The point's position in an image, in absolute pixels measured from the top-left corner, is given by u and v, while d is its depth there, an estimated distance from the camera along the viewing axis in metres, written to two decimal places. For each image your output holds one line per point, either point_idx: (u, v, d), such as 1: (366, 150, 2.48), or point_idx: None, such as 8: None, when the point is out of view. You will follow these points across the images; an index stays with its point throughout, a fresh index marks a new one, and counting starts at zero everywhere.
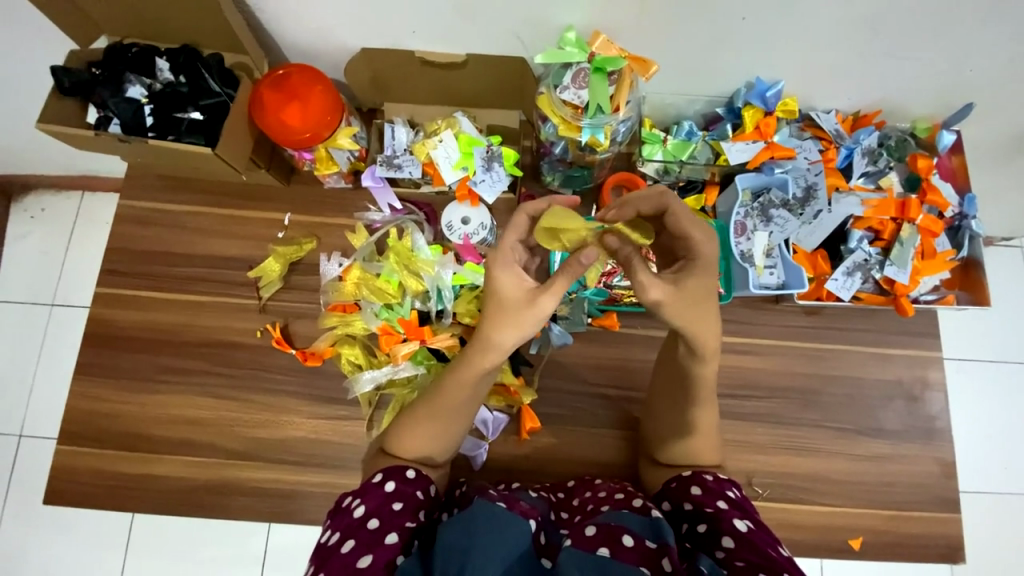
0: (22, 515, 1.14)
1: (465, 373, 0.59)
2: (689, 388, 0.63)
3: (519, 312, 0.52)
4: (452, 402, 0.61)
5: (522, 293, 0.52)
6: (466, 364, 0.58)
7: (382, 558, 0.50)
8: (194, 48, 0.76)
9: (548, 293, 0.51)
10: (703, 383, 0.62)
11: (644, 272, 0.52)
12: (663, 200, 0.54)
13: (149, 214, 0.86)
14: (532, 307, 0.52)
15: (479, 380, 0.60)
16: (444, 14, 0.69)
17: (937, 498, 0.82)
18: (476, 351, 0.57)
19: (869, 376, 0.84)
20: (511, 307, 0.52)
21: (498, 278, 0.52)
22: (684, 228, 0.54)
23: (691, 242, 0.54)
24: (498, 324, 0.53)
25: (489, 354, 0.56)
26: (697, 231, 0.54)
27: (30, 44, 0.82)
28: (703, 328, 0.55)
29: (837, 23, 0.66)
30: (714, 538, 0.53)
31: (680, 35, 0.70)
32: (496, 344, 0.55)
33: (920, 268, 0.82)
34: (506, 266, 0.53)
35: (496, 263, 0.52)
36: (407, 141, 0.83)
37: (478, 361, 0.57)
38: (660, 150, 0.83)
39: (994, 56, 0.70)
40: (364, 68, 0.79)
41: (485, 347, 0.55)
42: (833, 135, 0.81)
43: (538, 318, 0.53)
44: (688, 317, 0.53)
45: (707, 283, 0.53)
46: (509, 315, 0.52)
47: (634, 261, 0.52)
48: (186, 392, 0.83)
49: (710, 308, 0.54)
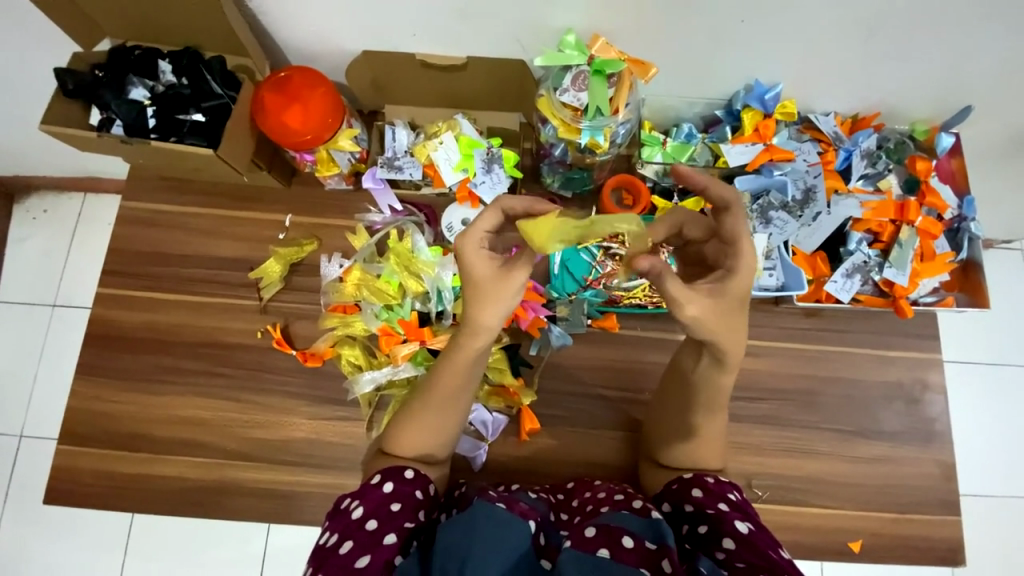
0: (21, 515, 1.15)
1: (456, 356, 0.60)
2: (703, 398, 0.63)
3: (495, 288, 0.54)
4: (441, 383, 0.62)
5: (493, 271, 0.54)
6: (457, 349, 0.60)
7: (381, 558, 0.50)
8: (196, 50, 0.77)
9: (519, 266, 0.53)
10: (721, 393, 0.62)
11: (682, 290, 0.52)
12: (729, 202, 0.54)
13: (151, 215, 0.87)
14: (507, 282, 0.53)
15: (471, 364, 0.61)
16: (445, 16, 0.70)
17: (937, 500, 0.82)
18: (465, 337, 0.58)
19: (868, 378, 0.84)
20: (487, 285, 0.54)
21: (469, 262, 0.54)
22: (737, 236, 0.53)
23: (738, 254, 0.53)
24: (480, 305, 0.55)
25: (477, 335, 0.57)
26: (748, 244, 0.53)
27: (33, 46, 0.82)
28: (728, 336, 0.55)
29: (835, 25, 0.66)
30: (714, 540, 0.53)
31: (680, 37, 0.71)
32: (481, 324, 0.56)
33: (919, 270, 0.82)
34: (478, 248, 0.54)
35: (464, 248, 0.54)
36: (408, 143, 0.83)
37: (469, 344, 0.59)
38: (660, 151, 0.84)
39: (992, 59, 0.70)
40: (365, 69, 0.80)
41: (472, 330, 0.57)
42: (831, 137, 0.81)
43: (517, 291, 0.54)
44: (718, 329, 0.54)
45: (742, 294, 0.54)
46: (488, 294, 0.54)
47: (669, 275, 0.51)
48: (186, 392, 0.83)
49: (739, 320, 0.55)
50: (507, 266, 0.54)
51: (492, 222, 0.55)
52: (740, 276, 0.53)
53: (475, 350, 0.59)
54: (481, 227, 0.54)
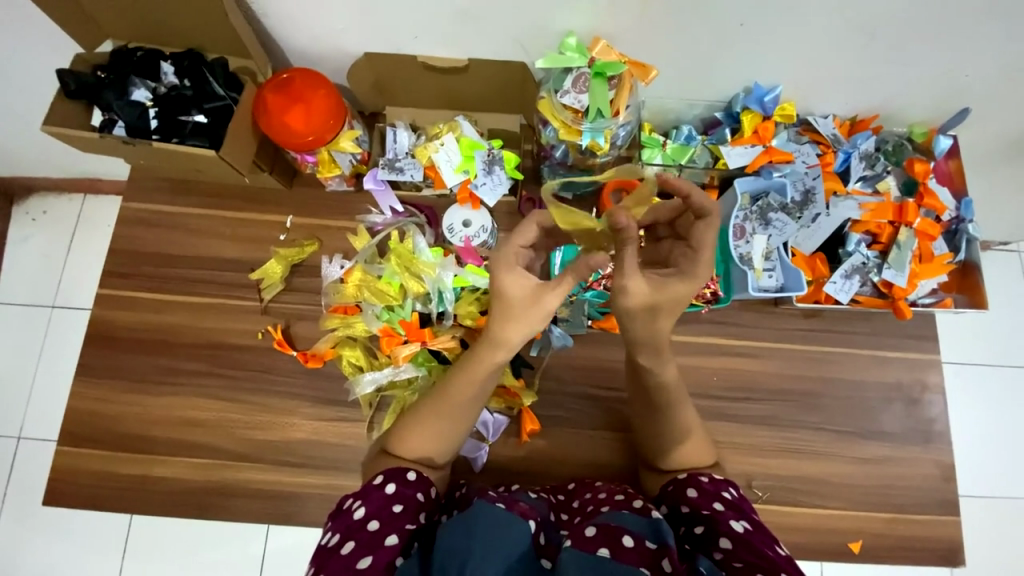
0: (19, 517, 1.14)
1: (478, 368, 0.61)
2: (654, 396, 0.66)
3: (527, 309, 0.55)
4: (463, 399, 0.62)
5: (526, 292, 0.55)
6: (479, 361, 0.61)
7: (382, 560, 0.50)
8: (199, 52, 0.77)
9: (553, 291, 0.54)
10: (669, 389, 0.65)
11: (632, 260, 0.55)
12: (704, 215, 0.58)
13: (152, 216, 0.87)
14: (537, 304, 0.54)
15: (493, 372, 0.62)
16: (447, 18, 0.70)
17: (936, 500, 0.82)
18: (486, 349, 0.60)
19: (867, 379, 0.85)
20: (518, 307, 0.55)
21: (503, 282, 0.55)
22: (700, 243, 0.59)
23: (695, 259, 0.59)
24: (508, 323, 0.56)
25: (499, 348, 0.59)
26: (706, 254, 0.59)
27: (36, 47, 0.82)
28: (658, 328, 0.59)
29: (833, 28, 0.67)
30: (711, 539, 0.53)
31: (680, 39, 0.71)
32: (508, 340, 0.57)
33: (918, 272, 0.83)
34: (511, 270, 0.55)
35: (496, 271, 0.55)
36: (408, 145, 0.84)
37: (491, 356, 0.60)
38: (660, 153, 0.84)
39: (989, 62, 0.71)
40: (368, 71, 0.80)
41: (495, 344, 0.58)
42: (831, 139, 0.82)
43: (546, 312, 0.55)
44: (650, 320, 0.58)
45: (680, 297, 0.58)
46: (517, 314, 0.55)
47: (630, 245, 0.54)
48: (186, 393, 0.83)
49: (669, 318, 0.59)
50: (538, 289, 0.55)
51: (527, 237, 0.57)
52: (684, 279, 0.58)
53: (496, 363, 0.61)
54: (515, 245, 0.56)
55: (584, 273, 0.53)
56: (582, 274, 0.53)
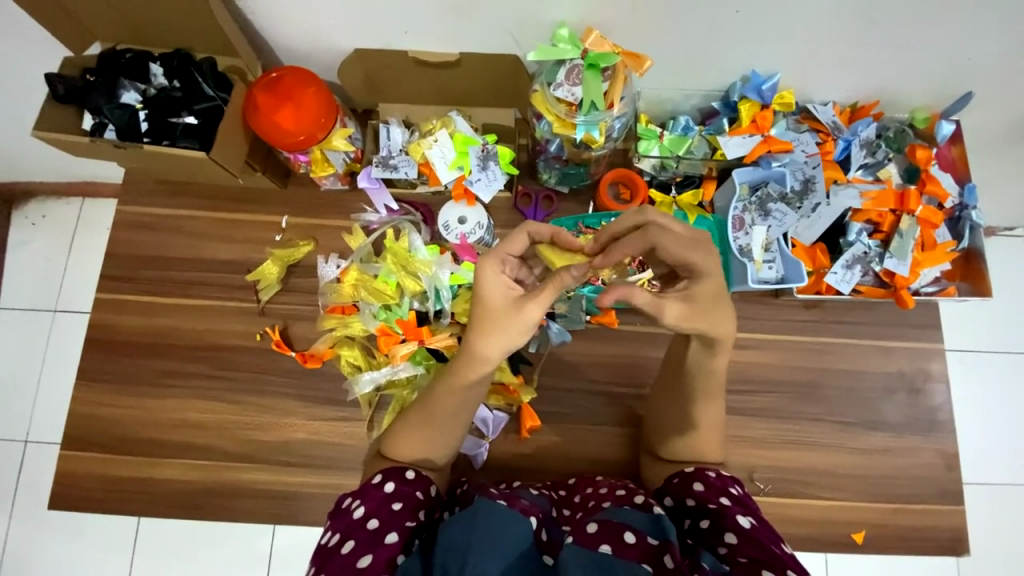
0: (29, 520, 1.16)
1: (457, 383, 0.59)
2: (694, 383, 0.64)
3: (503, 321, 0.53)
4: (443, 411, 0.61)
5: (506, 300, 0.53)
6: (455, 374, 0.59)
7: (382, 557, 0.50)
8: (187, 52, 0.76)
9: (534, 301, 0.52)
10: (712, 379, 0.63)
11: (655, 295, 0.53)
12: (649, 239, 0.54)
13: (146, 220, 0.87)
14: (517, 315, 0.52)
15: (470, 388, 0.60)
16: (438, 12, 0.69)
17: (940, 490, 0.82)
18: (461, 361, 0.57)
19: (869, 369, 0.84)
20: (499, 316, 0.53)
21: (487, 286, 0.53)
22: (680, 253, 0.54)
23: (690, 263, 0.54)
24: (485, 333, 0.53)
25: (476, 365, 0.56)
26: (693, 253, 0.54)
27: (25, 51, 0.82)
28: (718, 327, 0.56)
29: (832, 13, 0.65)
30: (715, 534, 0.53)
31: (677, 27, 0.69)
32: (482, 353, 0.55)
33: (920, 260, 0.82)
34: (496, 274, 0.53)
35: (482, 271, 0.53)
36: (402, 142, 0.82)
37: (464, 371, 0.58)
38: (657, 145, 0.82)
39: (994, 44, 0.69)
40: (357, 68, 0.79)
41: (472, 357, 0.56)
42: (831, 127, 0.80)
43: (528, 325, 0.53)
44: (707, 326, 0.55)
45: (717, 286, 0.55)
46: (495, 322, 0.53)
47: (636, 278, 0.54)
48: (187, 396, 0.83)
49: (725, 312, 0.55)
50: (520, 299, 0.53)
51: (516, 244, 0.55)
52: (705, 276, 0.54)
53: (471, 376, 0.58)
54: (505, 250, 0.54)
55: (566, 283, 0.51)
56: (565, 284, 0.51)
